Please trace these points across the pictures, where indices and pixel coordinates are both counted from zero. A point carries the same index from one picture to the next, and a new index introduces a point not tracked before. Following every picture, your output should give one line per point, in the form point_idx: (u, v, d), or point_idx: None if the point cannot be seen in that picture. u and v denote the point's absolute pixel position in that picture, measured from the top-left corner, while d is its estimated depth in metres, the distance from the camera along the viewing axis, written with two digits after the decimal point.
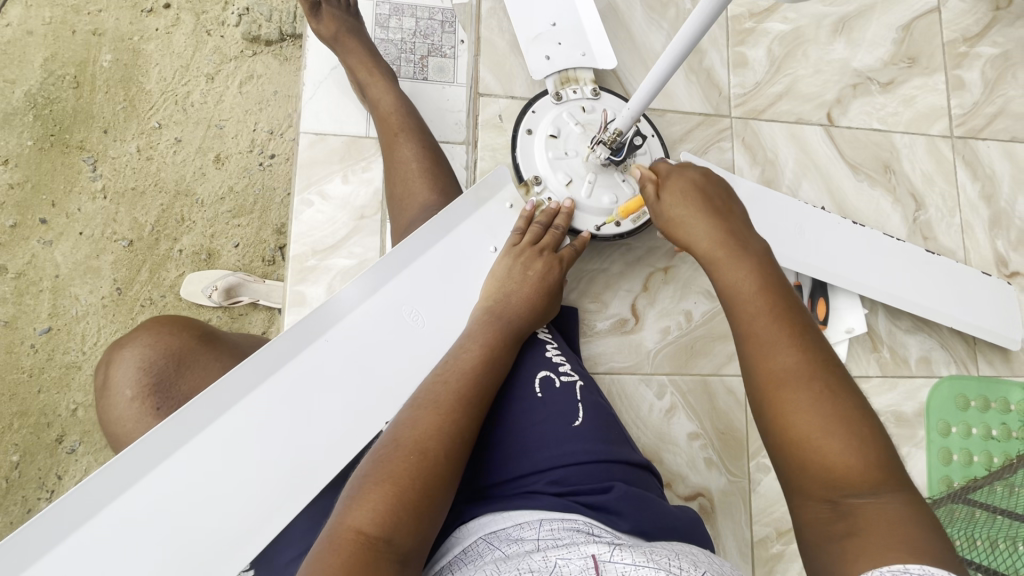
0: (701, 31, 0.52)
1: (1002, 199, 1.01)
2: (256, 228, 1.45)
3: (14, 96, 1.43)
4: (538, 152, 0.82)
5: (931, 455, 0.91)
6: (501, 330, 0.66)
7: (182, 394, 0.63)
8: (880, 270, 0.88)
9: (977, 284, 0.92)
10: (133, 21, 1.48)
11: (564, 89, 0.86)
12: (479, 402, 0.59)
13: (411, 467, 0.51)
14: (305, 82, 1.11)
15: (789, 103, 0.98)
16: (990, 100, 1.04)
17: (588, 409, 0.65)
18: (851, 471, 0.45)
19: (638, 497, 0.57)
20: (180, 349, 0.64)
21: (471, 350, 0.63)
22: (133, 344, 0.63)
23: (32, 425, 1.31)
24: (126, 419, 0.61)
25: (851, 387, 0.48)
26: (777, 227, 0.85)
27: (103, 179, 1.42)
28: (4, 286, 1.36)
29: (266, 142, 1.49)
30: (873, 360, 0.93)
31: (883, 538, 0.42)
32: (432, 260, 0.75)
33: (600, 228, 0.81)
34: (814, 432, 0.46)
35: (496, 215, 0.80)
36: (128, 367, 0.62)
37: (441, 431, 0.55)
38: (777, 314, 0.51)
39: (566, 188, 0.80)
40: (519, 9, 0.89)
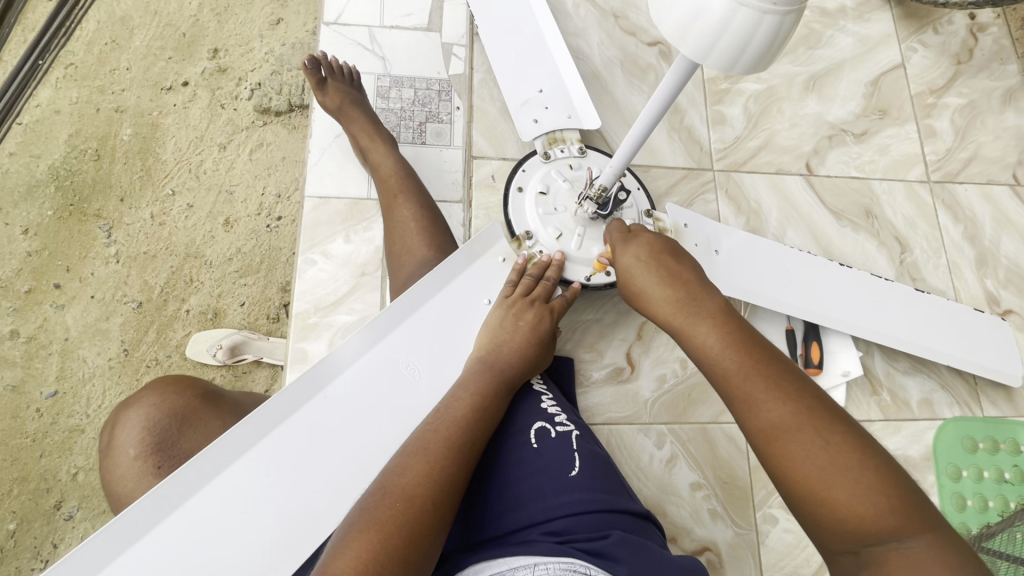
0: (677, 86, 0.55)
1: (986, 240, 1.03)
2: (262, 286, 1.49)
3: (38, 170, 1.52)
4: (529, 208, 0.86)
5: (944, 501, 0.89)
6: (493, 378, 0.67)
7: (184, 452, 0.64)
8: (871, 311, 0.89)
9: (971, 319, 0.93)
10: (153, 98, 1.60)
11: (552, 149, 0.91)
12: (470, 449, 0.60)
13: (398, 515, 0.51)
14: (311, 149, 1.18)
15: (769, 154, 1.03)
16: (963, 145, 1.08)
17: (584, 457, 0.65)
18: (870, 518, 0.45)
19: (635, 544, 0.56)
20: (183, 408, 0.65)
21: (462, 399, 0.64)
22: (138, 404, 0.64)
23: (31, 491, 1.32)
24: (128, 477, 0.62)
25: (840, 422, 0.49)
26: (764, 274, 0.87)
27: (117, 245, 1.48)
28: (15, 351, 1.40)
29: (274, 205, 1.56)
30: (874, 404, 0.92)
31: None
32: (431, 312, 0.77)
33: (589, 278, 0.84)
34: (820, 487, 0.46)
35: (488, 268, 0.82)
36: (132, 427, 0.63)
37: (431, 479, 0.55)
38: (750, 367, 0.52)
39: (557, 241, 0.84)
40: (508, 77, 0.95)
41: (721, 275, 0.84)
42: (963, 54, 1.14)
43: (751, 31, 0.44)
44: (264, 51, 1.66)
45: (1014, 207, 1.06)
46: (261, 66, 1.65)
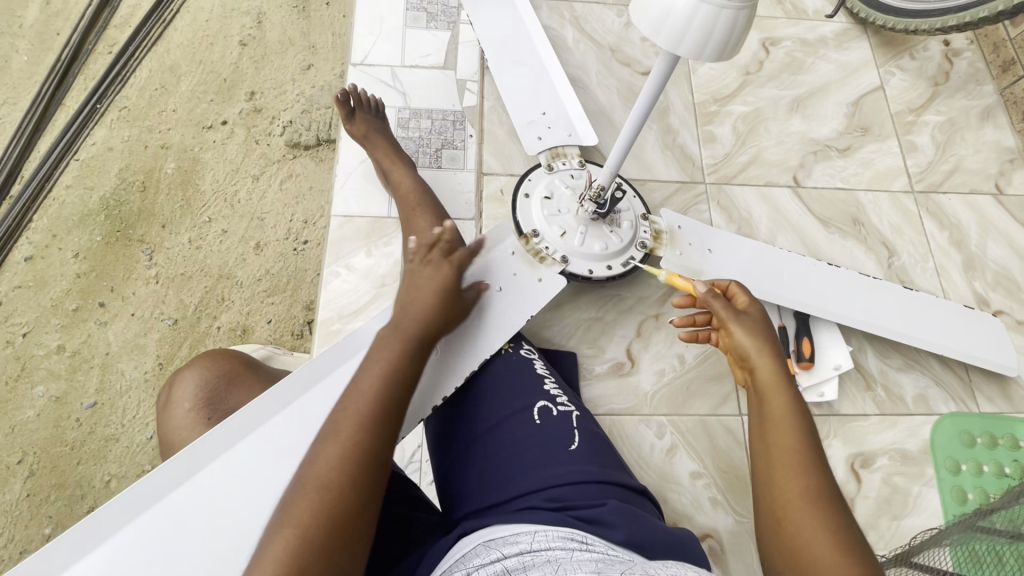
0: (664, 78, 0.63)
1: (972, 245, 1.08)
2: (288, 305, 1.59)
3: (91, 200, 1.67)
4: (536, 211, 0.95)
5: (946, 494, 0.91)
6: (392, 347, 0.70)
7: (231, 406, 0.72)
8: (864, 304, 0.93)
9: (965, 316, 0.96)
10: (196, 135, 1.76)
11: (555, 162, 1.01)
12: (383, 428, 0.61)
13: (314, 502, 0.53)
14: (337, 173, 1.30)
15: (758, 168, 1.11)
16: (944, 158, 1.15)
17: (583, 435, 0.73)
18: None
19: (630, 512, 0.62)
20: (231, 370, 0.73)
21: (368, 377, 0.65)
22: (194, 365, 0.73)
23: (67, 497, 1.39)
24: (183, 427, 0.70)
25: (856, 529, 0.53)
26: (756, 268, 0.93)
27: (157, 266, 1.61)
28: (60, 364, 1.51)
29: (301, 230, 1.68)
30: (868, 398, 0.95)
31: None
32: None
33: (592, 272, 0.93)
34: (816, 558, 0.50)
35: (498, 260, 0.91)
36: (188, 384, 0.71)
37: (342, 461, 0.56)
38: (802, 442, 0.58)
39: (562, 238, 0.93)
40: (514, 102, 1.05)
41: (712, 271, 0.92)
42: (939, 76, 1.22)
43: (713, 21, 0.54)
44: (296, 93, 1.83)
45: (998, 215, 1.11)
46: (293, 106, 1.81)
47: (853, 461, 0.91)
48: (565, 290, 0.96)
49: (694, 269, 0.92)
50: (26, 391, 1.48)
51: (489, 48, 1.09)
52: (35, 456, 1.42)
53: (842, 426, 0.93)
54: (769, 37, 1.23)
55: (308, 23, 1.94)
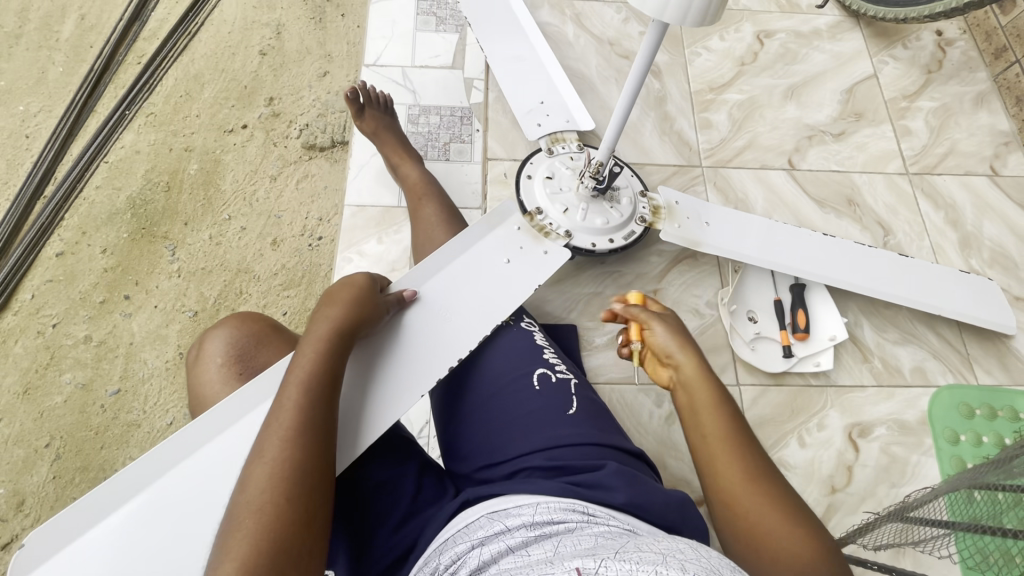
0: (655, 45, 0.68)
1: (968, 224, 1.10)
2: (303, 298, 1.65)
3: (119, 199, 1.77)
4: (539, 191, 1.01)
5: (944, 464, 0.91)
6: (307, 355, 0.68)
7: (258, 363, 0.77)
8: (859, 272, 0.96)
9: (957, 280, 0.99)
10: (217, 139, 1.85)
11: (555, 146, 1.07)
12: (309, 438, 0.61)
13: (250, 531, 0.53)
14: (351, 166, 1.37)
15: (753, 152, 1.14)
16: (938, 142, 1.18)
17: (581, 401, 0.76)
18: (808, 559, 0.53)
19: (629, 475, 0.65)
20: (258, 331, 0.78)
21: (286, 390, 0.64)
22: (223, 325, 0.78)
23: (90, 480, 1.45)
24: (216, 380, 0.75)
25: (786, 489, 0.59)
26: (752, 240, 0.97)
27: (180, 261, 1.69)
28: (86, 353, 1.58)
29: (316, 227, 1.75)
30: (865, 370, 0.97)
31: None
32: (451, 274, 0.92)
33: (595, 246, 0.98)
34: (762, 529, 0.56)
35: (506, 235, 0.97)
36: (219, 342, 0.76)
37: (273, 483, 0.56)
38: (728, 428, 0.63)
39: (564, 215, 0.99)
40: (515, 91, 1.11)
41: (710, 242, 0.96)
42: (933, 64, 1.26)
43: None
44: (312, 98, 1.92)
45: (994, 195, 1.13)
46: (309, 110, 1.90)
47: (851, 430, 0.92)
48: (566, 265, 1.00)
49: (694, 240, 0.95)
50: (54, 378, 1.55)
51: (486, 43, 1.14)
52: (62, 440, 1.48)
53: (840, 396, 0.95)
54: (763, 30, 1.28)
55: (324, 33, 2.04)
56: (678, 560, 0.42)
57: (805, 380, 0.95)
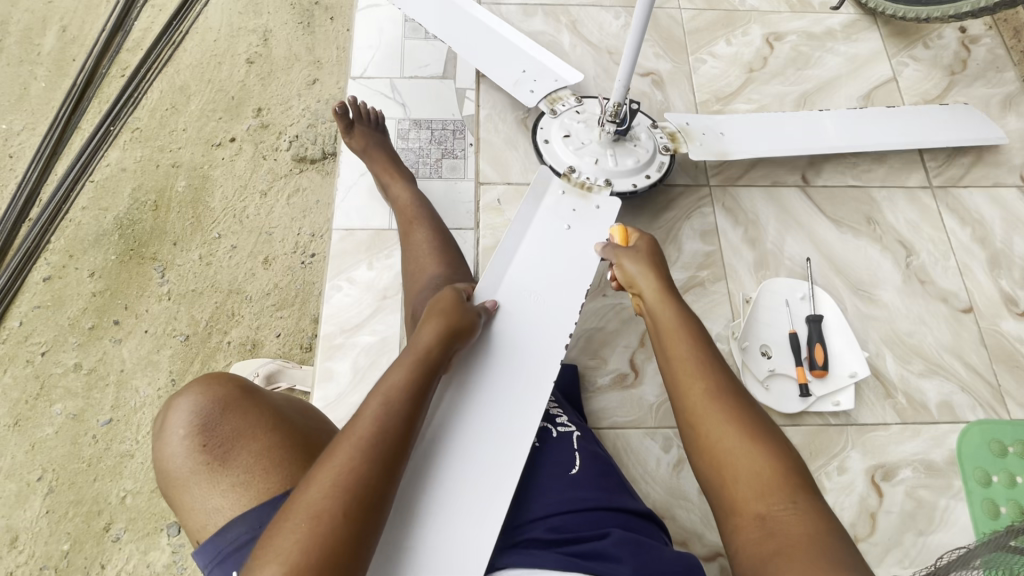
0: None
1: (997, 241, 1.03)
2: (296, 318, 1.60)
3: (106, 220, 1.71)
4: (562, 151, 0.99)
5: (976, 508, 0.85)
6: (407, 372, 0.65)
7: (224, 433, 0.68)
8: (879, 137, 1.00)
9: (954, 113, 1.05)
10: (205, 153, 1.79)
11: (557, 106, 1.03)
12: (385, 446, 0.58)
13: (303, 537, 0.51)
14: (339, 186, 1.31)
15: (764, 168, 1.07)
16: (963, 151, 1.10)
17: (585, 456, 0.71)
18: (769, 478, 0.57)
19: (635, 542, 0.60)
20: (225, 396, 0.69)
21: (374, 395, 0.62)
22: (190, 389, 0.70)
23: (84, 514, 1.41)
24: (179, 454, 0.67)
25: (755, 412, 0.63)
26: (775, 137, 1.00)
27: (169, 283, 1.64)
28: (77, 382, 1.54)
29: (309, 243, 1.69)
30: (889, 406, 0.90)
31: (789, 532, 0.53)
32: (534, 270, 0.87)
33: (637, 185, 0.97)
34: (729, 450, 0.60)
35: (556, 205, 0.93)
36: (183, 409, 0.69)
37: (336, 491, 0.54)
38: (701, 353, 0.68)
39: (597, 164, 0.97)
40: (493, 67, 1.05)
41: (739, 146, 0.99)
42: (956, 65, 1.17)
43: None
44: (302, 107, 1.85)
45: None
46: (299, 121, 1.83)
47: (874, 473, 0.86)
48: None
49: (723, 151, 0.97)
50: (44, 409, 1.52)
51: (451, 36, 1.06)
52: (55, 472, 1.45)
53: (861, 435, 0.88)
54: (772, 32, 1.20)
55: (313, 38, 1.97)
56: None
57: (823, 419, 0.89)
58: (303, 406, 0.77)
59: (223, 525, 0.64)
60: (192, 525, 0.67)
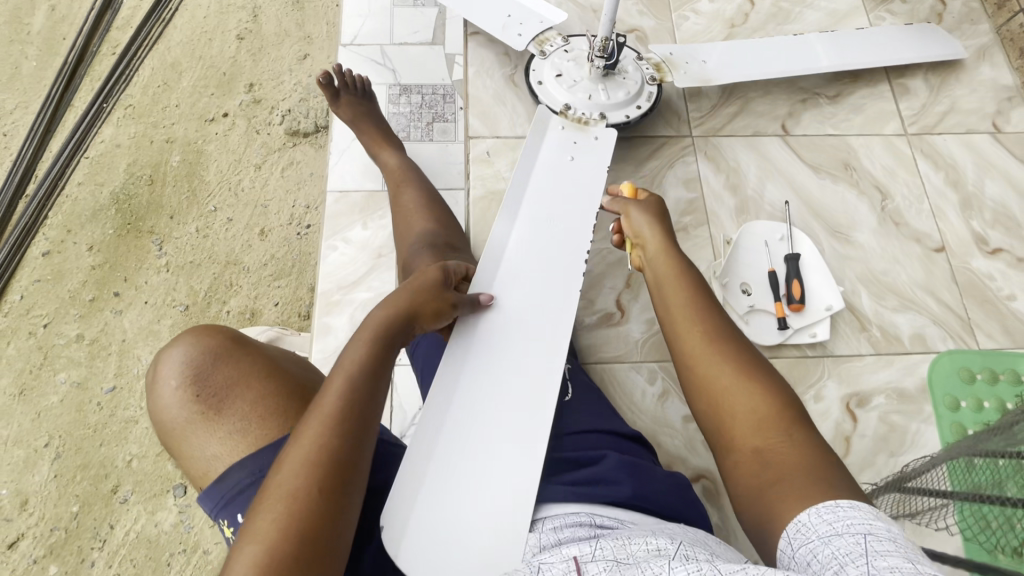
0: None
1: (969, 184, 1.06)
2: (294, 287, 1.63)
3: (102, 195, 1.73)
4: (557, 90, 1.04)
5: (943, 431, 0.89)
6: (371, 335, 0.65)
7: (216, 382, 0.70)
8: (856, 54, 1.06)
9: (919, 29, 1.11)
10: (199, 128, 1.81)
11: (545, 47, 1.07)
12: (353, 411, 0.59)
13: (281, 509, 0.52)
14: (332, 150, 1.33)
15: (745, 119, 1.10)
16: (938, 100, 1.13)
17: (577, 385, 0.78)
18: (763, 415, 0.58)
19: (633, 467, 0.64)
20: (215, 348, 0.71)
21: (347, 358, 0.63)
22: (180, 343, 0.72)
23: (92, 477, 1.44)
24: (174, 405, 0.69)
25: (754, 354, 0.64)
26: (760, 62, 1.05)
27: (167, 255, 1.66)
28: (80, 352, 1.57)
29: (304, 215, 1.72)
30: (864, 339, 0.95)
31: (783, 460, 0.55)
32: (552, 197, 0.92)
33: (631, 116, 1.03)
34: (727, 390, 0.61)
35: (559, 132, 0.98)
36: (175, 362, 0.71)
37: (310, 462, 0.54)
38: (697, 302, 0.69)
39: (591, 99, 1.02)
40: (482, 12, 1.08)
41: (725, 74, 1.04)
42: (932, 18, 1.20)
43: None
44: (293, 82, 1.86)
45: (996, 153, 1.09)
46: (291, 95, 1.85)
47: (849, 400, 0.91)
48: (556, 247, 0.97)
49: (707, 79, 1.03)
50: (49, 378, 1.55)
51: None
52: (61, 439, 1.48)
53: (837, 366, 0.93)
54: None
55: (302, 14, 1.97)
56: (880, 549, 0.43)
57: (801, 352, 0.93)
58: (294, 355, 0.79)
59: (220, 471, 0.67)
60: (196, 469, 0.70)
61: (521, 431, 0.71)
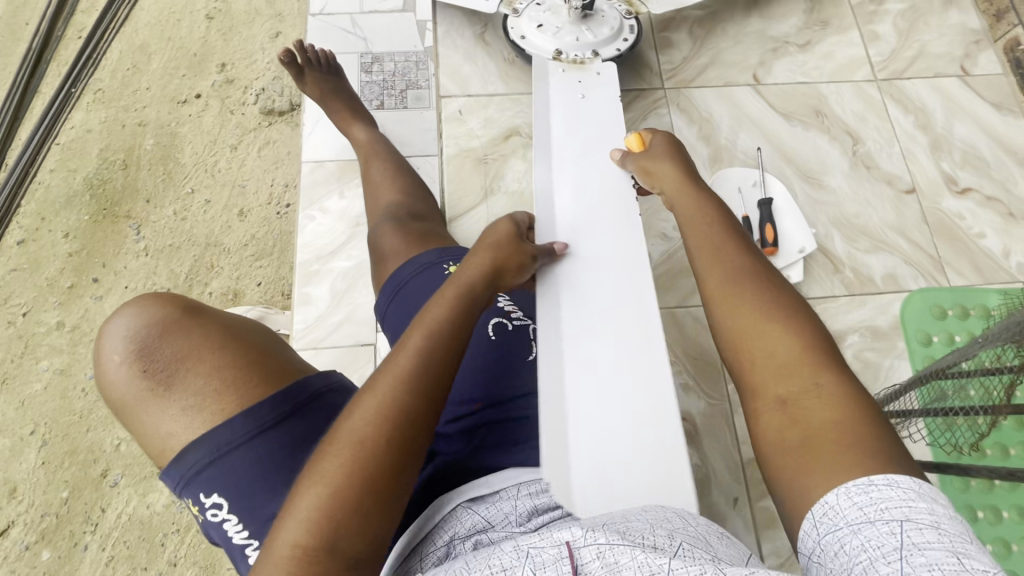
0: None
1: (938, 126, 1.08)
2: (276, 267, 1.62)
3: (76, 181, 1.71)
4: (541, 39, 1.03)
5: (917, 364, 0.91)
6: (463, 286, 0.62)
7: (166, 356, 0.60)
8: None
9: None
10: (171, 110, 1.78)
11: (517, 4, 1.07)
12: (435, 362, 0.54)
13: (346, 459, 0.49)
14: (305, 122, 1.32)
15: (717, 70, 1.10)
16: (907, 45, 1.14)
17: None
18: (795, 364, 0.53)
19: None
20: (163, 318, 0.62)
21: (434, 310, 0.59)
22: (124, 312, 0.62)
23: (80, 463, 1.43)
24: (121, 384, 0.60)
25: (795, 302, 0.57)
26: None
27: (145, 240, 1.64)
28: (61, 339, 1.55)
29: (283, 194, 1.70)
30: (837, 280, 0.96)
31: (815, 413, 0.49)
32: (579, 137, 0.91)
33: (621, 48, 1.03)
34: (760, 338, 0.55)
35: (563, 77, 0.98)
36: (117, 334, 0.61)
37: (385, 413, 0.51)
38: (733, 248, 0.63)
39: (579, 38, 1.01)
40: None
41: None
42: None
43: None
44: (266, 60, 1.83)
45: (965, 95, 1.10)
46: (264, 74, 1.82)
47: None
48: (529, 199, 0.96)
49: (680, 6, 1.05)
50: (31, 367, 1.53)
51: None
52: (47, 426, 1.47)
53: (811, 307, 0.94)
54: None
55: None
56: (918, 542, 0.37)
57: None
58: (260, 323, 0.69)
59: (178, 449, 0.58)
60: (152, 452, 0.61)
61: (628, 351, 0.69)
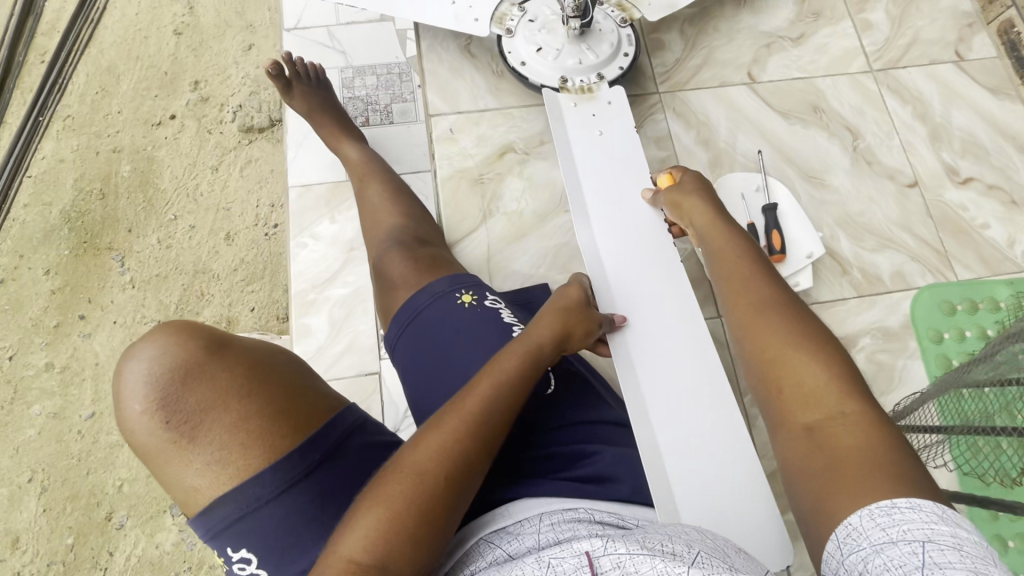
0: None
1: (936, 115, 1.06)
2: (268, 291, 1.58)
3: (52, 214, 1.64)
4: (541, 65, 1.01)
5: (929, 364, 0.90)
6: (536, 340, 0.62)
7: (191, 407, 0.54)
8: None
9: None
10: (146, 134, 1.71)
11: (509, 23, 1.03)
12: (502, 412, 0.55)
13: (406, 493, 0.49)
14: (288, 143, 1.27)
15: (711, 70, 1.07)
16: (901, 32, 1.11)
17: (558, 375, 0.71)
18: (823, 390, 0.51)
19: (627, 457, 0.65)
20: (185, 362, 0.55)
21: (510, 357, 0.59)
22: (139, 351, 0.55)
23: (82, 507, 1.40)
24: (141, 434, 0.54)
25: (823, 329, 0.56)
26: None
27: (130, 271, 1.59)
28: (52, 381, 1.51)
29: (270, 214, 1.65)
30: (845, 283, 0.95)
31: (843, 435, 0.48)
32: (609, 186, 0.90)
33: (625, 67, 1.01)
34: (789, 354, 0.54)
35: (576, 116, 0.96)
36: (134, 377, 0.54)
37: (449, 452, 0.51)
38: (766, 274, 0.63)
39: (581, 63, 1.00)
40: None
41: None
42: None
43: None
44: (241, 75, 1.76)
45: (961, 82, 1.08)
46: (239, 89, 1.75)
47: None
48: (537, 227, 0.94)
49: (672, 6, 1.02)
50: (23, 411, 1.48)
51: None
52: (45, 472, 1.43)
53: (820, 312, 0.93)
54: None
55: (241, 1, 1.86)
56: (938, 561, 0.36)
57: None
58: (285, 353, 0.63)
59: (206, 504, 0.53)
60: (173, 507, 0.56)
61: (706, 405, 0.73)
